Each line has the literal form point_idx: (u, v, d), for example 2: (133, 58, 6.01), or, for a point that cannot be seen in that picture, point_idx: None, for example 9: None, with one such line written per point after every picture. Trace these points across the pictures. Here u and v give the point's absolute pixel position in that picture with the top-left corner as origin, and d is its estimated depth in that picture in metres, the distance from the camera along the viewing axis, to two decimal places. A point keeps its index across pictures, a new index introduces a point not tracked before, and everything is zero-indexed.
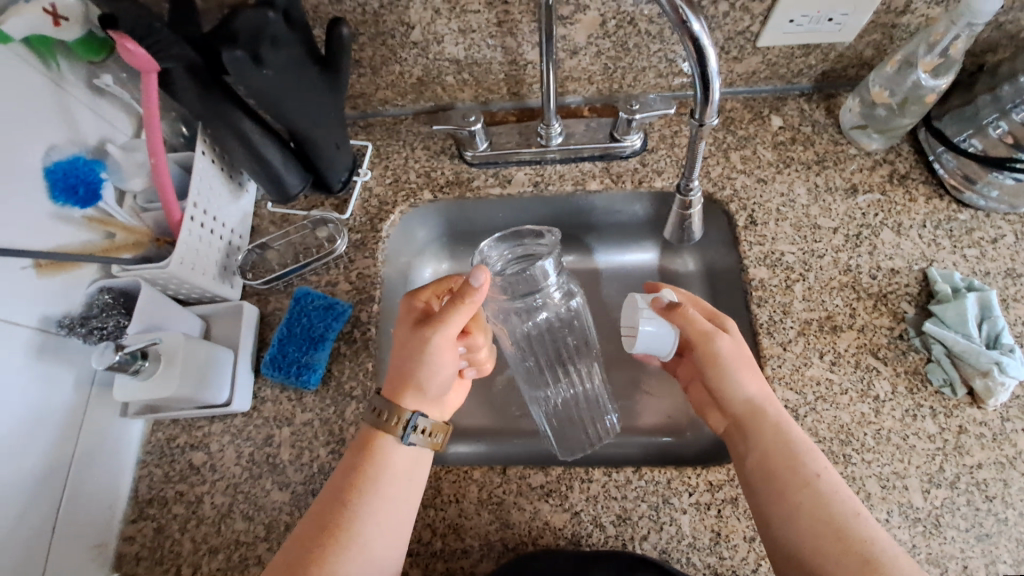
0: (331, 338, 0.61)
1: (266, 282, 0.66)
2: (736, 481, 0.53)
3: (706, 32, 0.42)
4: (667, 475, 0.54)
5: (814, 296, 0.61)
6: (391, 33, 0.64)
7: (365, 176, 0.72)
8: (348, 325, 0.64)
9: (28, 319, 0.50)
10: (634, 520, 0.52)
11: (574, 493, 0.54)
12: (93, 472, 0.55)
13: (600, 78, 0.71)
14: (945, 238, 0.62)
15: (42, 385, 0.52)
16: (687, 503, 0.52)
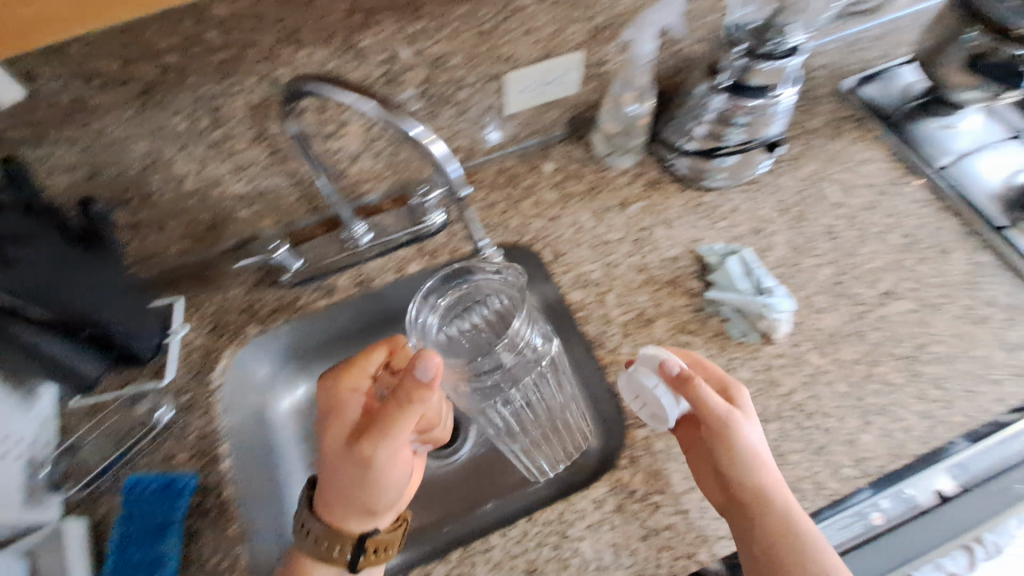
0: (177, 521, 0.56)
1: (88, 485, 0.59)
2: (616, 490, 0.58)
3: (425, 132, 0.45)
4: (556, 511, 0.57)
5: (626, 300, 0.70)
6: (163, 190, 0.64)
7: (182, 331, 0.68)
8: (201, 494, 0.59)
9: None
10: (541, 568, 0.54)
11: (480, 568, 0.54)
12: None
13: (389, 173, 0.77)
14: (703, 220, 0.75)
15: None
16: (583, 529, 0.56)
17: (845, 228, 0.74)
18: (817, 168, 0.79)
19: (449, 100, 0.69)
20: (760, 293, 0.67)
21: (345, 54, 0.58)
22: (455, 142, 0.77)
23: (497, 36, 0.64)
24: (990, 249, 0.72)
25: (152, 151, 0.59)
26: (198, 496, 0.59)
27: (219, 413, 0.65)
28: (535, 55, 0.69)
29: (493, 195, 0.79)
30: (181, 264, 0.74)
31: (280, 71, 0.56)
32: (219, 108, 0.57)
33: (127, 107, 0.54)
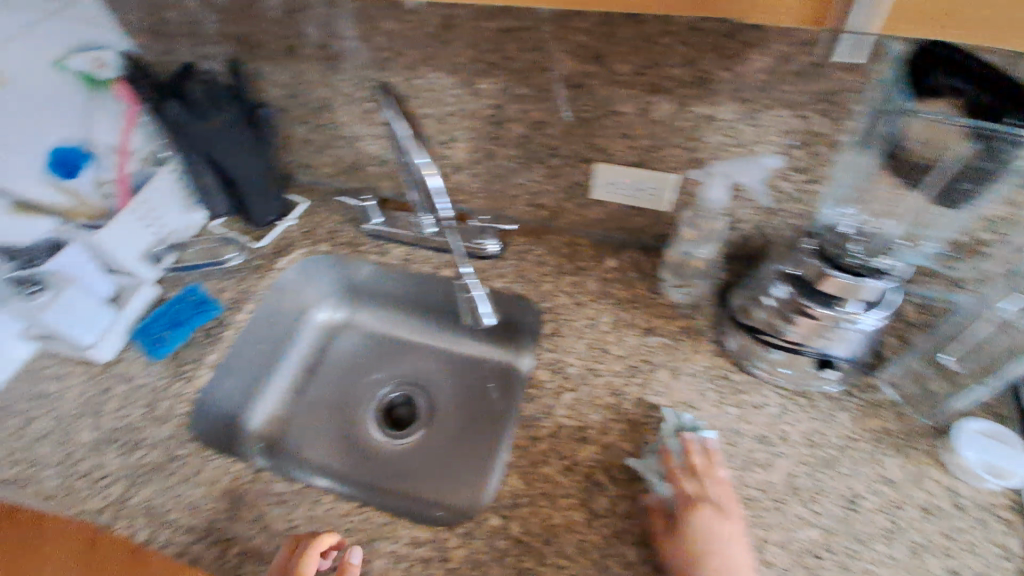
0: (189, 325, 0.78)
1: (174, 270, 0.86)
2: (436, 545, 0.57)
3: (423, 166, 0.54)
4: (383, 519, 0.60)
5: (578, 407, 0.67)
6: (328, 126, 0.86)
7: (289, 224, 0.92)
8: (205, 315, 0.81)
9: (21, 239, 0.74)
10: (335, 549, 0.58)
11: (300, 509, 0.61)
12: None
13: (481, 195, 0.88)
14: (713, 391, 0.68)
15: None
16: (387, 550, 0.58)
17: (871, 510, 0.58)
18: (897, 431, 0.63)
19: (541, 160, 0.77)
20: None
21: (465, 87, 0.71)
22: (543, 198, 0.84)
23: (595, 126, 0.69)
24: None
25: (327, 98, 0.81)
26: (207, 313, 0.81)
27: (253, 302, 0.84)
28: (631, 159, 0.72)
29: (548, 256, 0.84)
30: (319, 181, 0.98)
31: (415, 82, 0.73)
32: (373, 88, 0.76)
33: (320, 64, 0.76)
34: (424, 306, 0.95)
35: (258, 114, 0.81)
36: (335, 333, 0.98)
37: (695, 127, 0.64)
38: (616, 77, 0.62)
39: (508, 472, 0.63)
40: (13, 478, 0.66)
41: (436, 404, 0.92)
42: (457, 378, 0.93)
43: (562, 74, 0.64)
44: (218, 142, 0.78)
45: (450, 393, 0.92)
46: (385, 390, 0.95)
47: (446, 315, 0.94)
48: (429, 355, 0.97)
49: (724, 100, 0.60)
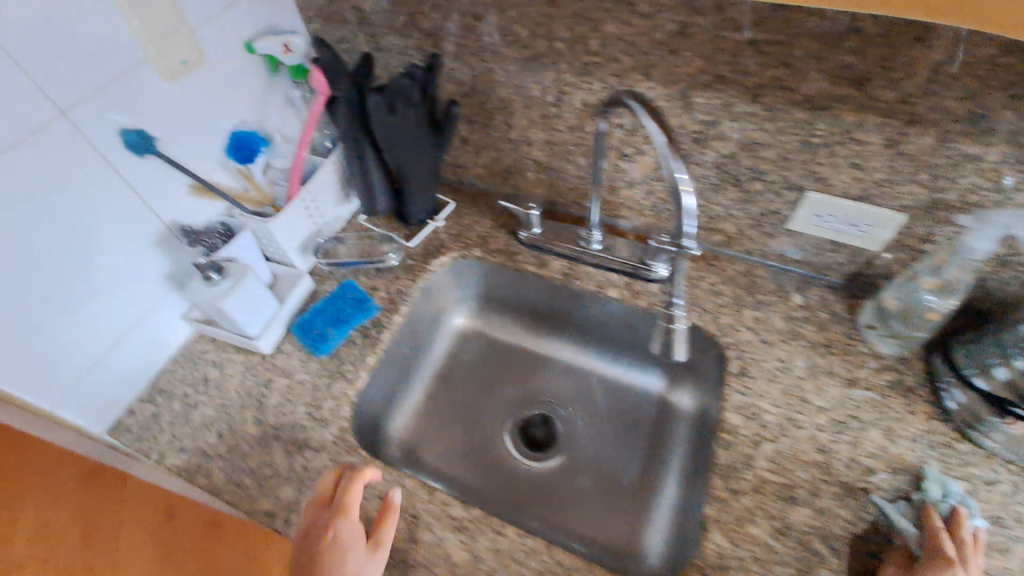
0: (350, 323, 0.75)
1: (330, 264, 0.83)
2: None
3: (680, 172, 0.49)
4: (575, 563, 0.55)
5: (782, 464, 0.62)
6: (496, 128, 0.82)
7: (438, 224, 0.89)
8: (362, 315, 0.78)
9: (196, 221, 0.73)
10: None
11: (482, 540, 0.57)
12: (114, 330, 0.67)
13: (649, 213, 0.82)
14: (935, 460, 0.61)
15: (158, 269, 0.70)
16: None
17: None
18: None
19: (739, 183, 0.71)
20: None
21: (678, 102, 0.65)
22: (724, 223, 0.78)
23: (822, 153, 0.63)
24: None
25: (507, 98, 0.76)
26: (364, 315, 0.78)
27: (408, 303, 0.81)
28: (852, 191, 0.65)
29: (723, 286, 0.78)
30: (466, 183, 0.94)
31: (621, 91, 0.67)
32: (566, 93, 0.71)
33: (512, 63, 0.71)
34: (568, 322, 0.91)
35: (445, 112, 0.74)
36: (468, 338, 0.95)
37: (950, 165, 0.57)
38: (873, 102, 0.56)
39: (711, 528, 0.58)
40: (183, 468, 0.65)
41: (575, 425, 0.87)
42: (599, 400, 0.89)
43: (804, 95, 0.58)
44: (406, 138, 0.74)
45: (590, 414, 0.88)
46: (519, 403, 0.90)
47: (592, 334, 0.90)
48: (566, 372, 0.92)
49: (1001, 141, 0.53)
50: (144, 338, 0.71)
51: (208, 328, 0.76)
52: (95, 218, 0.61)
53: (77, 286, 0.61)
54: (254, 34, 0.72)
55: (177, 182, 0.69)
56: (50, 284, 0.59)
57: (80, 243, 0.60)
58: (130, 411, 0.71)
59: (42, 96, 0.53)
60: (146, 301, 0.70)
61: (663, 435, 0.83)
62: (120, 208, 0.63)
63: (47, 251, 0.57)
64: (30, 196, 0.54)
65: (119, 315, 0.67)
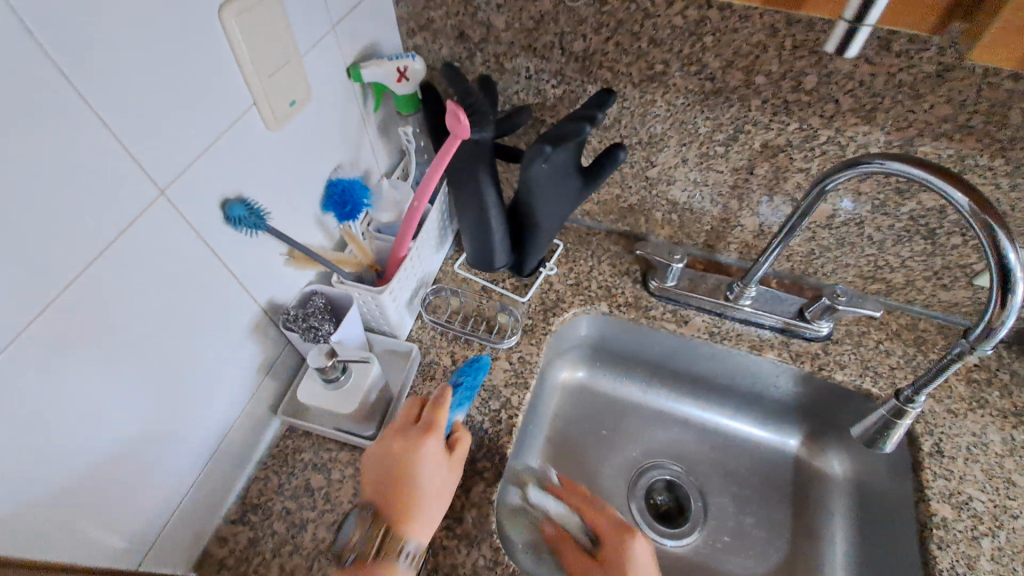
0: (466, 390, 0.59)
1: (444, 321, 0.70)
2: None
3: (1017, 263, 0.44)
4: None
5: (1006, 563, 0.55)
6: (633, 164, 0.69)
7: (550, 270, 0.76)
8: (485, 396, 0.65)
9: (288, 295, 0.57)
10: None
11: None
12: (207, 443, 0.52)
13: (800, 259, 0.72)
14: None
15: (249, 360, 0.55)
16: None
17: None
18: None
19: (932, 235, 0.62)
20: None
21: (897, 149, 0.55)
22: (892, 274, 0.69)
23: None
24: None
25: (661, 133, 0.63)
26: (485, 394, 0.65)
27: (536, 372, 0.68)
28: None
29: (891, 343, 0.70)
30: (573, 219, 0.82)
31: (823, 133, 0.56)
32: (744, 132, 0.59)
33: (685, 96, 0.58)
34: (691, 374, 0.81)
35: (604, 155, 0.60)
36: (575, 393, 0.84)
37: None
38: None
39: None
40: None
41: (707, 493, 0.78)
42: (729, 462, 0.80)
43: None
44: (556, 186, 0.60)
45: (722, 479, 0.78)
46: (640, 468, 0.80)
47: (719, 387, 0.81)
48: (688, 429, 0.83)
49: None
50: (235, 445, 0.56)
51: (301, 422, 0.61)
52: (193, 316, 0.45)
53: (168, 407, 0.46)
54: (357, 57, 0.57)
55: (272, 252, 0.53)
56: (146, 412, 0.44)
57: (179, 351, 0.45)
58: (220, 537, 0.56)
59: (141, 175, 0.37)
60: (238, 398, 0.55)
61: (812, 505, 0.75)
62: (218, 299, 0.48)
63: (147, 368, 0.42)
64: (125, 308, 0.39)
65: (215, 422, 0.53)
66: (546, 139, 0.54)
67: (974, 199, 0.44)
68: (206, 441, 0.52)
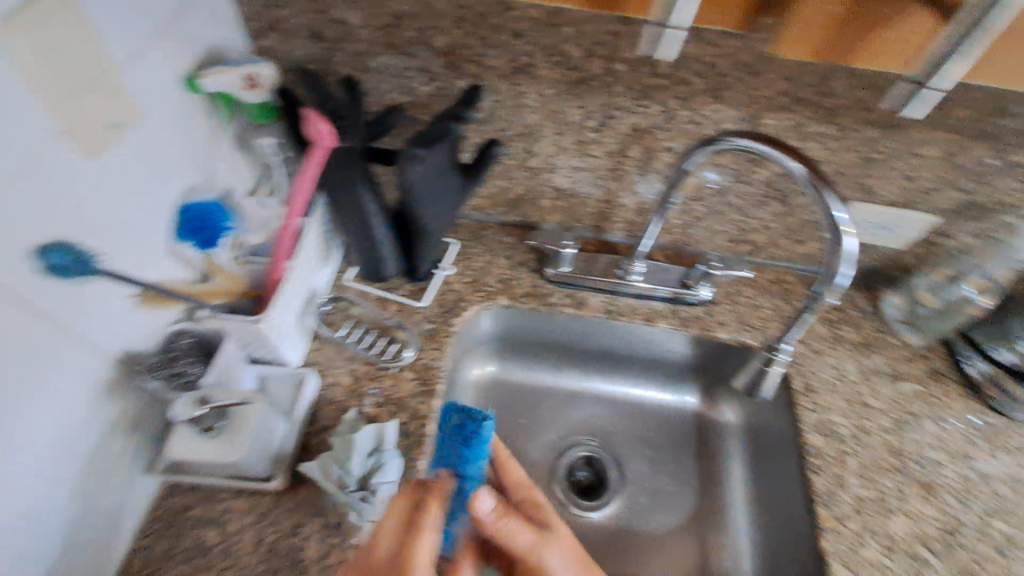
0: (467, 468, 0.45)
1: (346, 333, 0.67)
2: None
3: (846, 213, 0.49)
4: None
5: (868, 475, 0.63)
6: (513, 155, 0.69)
7: (448, 270, 0.75)
8: (394, 409, 0.62)
9: (145, 341, 0.50)
10: None
11: None
12: (58, 529, 0.45)
13: (677, 231, 0.78)
14: (981, 439, 0.67)
15: (106, 425, 0.48)
16: None
17: None
18: None
19: (782, 197, 0.69)
20: (1001, 553, 0.59)
21: (745, 123, 0.59)
22: (755, 235, 0.76)
23: (878, 167, 0.62)
24: None
25: (536, 124, 0.64)
26: (392, 408, 0.62)
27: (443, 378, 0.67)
28: (895, 198, 0.66)
29: (762, 298, 0.77)
30: (465, 215, 0.81)
31: (682, 113, 0.60)
32: (612, 117, 0.62)
33: (553, 87, 0.59)
34: (596, 352, 0.85)
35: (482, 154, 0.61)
36: (489, 390, 0.84)
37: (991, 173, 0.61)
38: (943, 123, 0.56)
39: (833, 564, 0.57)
40: None
41: (623, 461, 0.82)
42: (641, 430, 0.84)
43: (879, 115, 0.57)
44: (439, 187, 0.59)
45: (636, 446, 0.83)
46: (560, 451, 0.82)
47: (624, 361, 0.85)
48: (600, 405, 0.86)
49: None
50: (103, 523, 0.49)
51: (186, 479, 0.53)
52: (18, 389, 0.39)
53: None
54: (194, 64, 0.51)
55: (115, 296, 0.46)
56: None
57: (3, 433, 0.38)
58: None
59: None
60: (95, 470, 0.47)
61: (714, 454, 0.81)
62: (50, 364, 0.41)
63: None
64: None
65: (75, 504, 0.45)
66: (420, 142, 0.54)
67: (806, 167, 0.48)
68: (59, 529, 0.44)
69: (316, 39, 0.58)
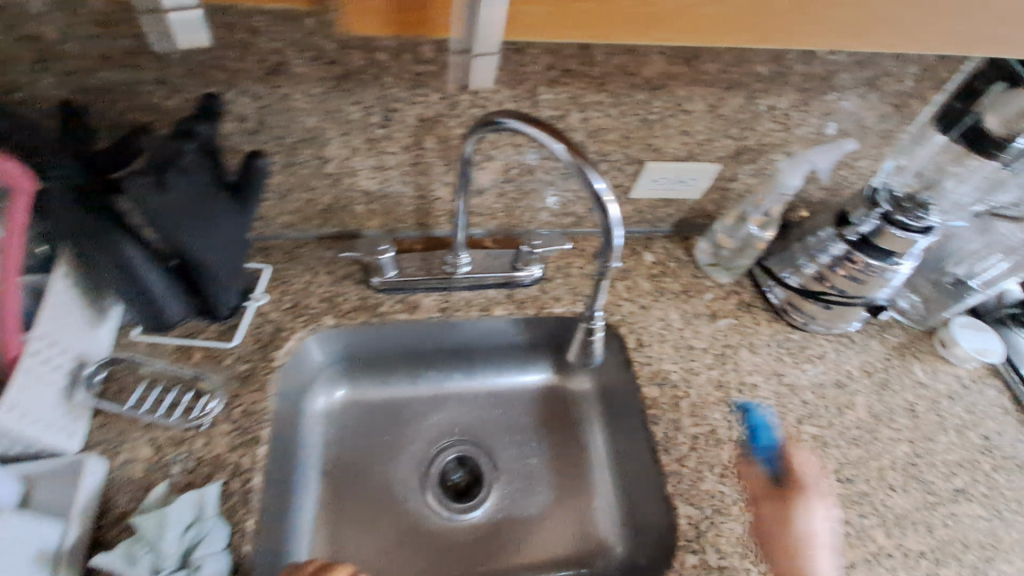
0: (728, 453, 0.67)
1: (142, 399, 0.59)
2: None
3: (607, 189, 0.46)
4: None
5: (699, 412, 0.69)
6: (304, 164, 0.63)
7: (260, 299, 0.68)
8: (209, 472, 0.57)
9: None
10: None
11: None
12: None
13: (502, 215, 0.77)
14: (787, 355, 0.75)
15: None
16: None
17: (926, 411, 0.73)
18: (905, 342, 0.79)
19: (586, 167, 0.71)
20: (812, 452, 0.68)
21: (526, 100, 0.59)
22: (574, 206, 0.78)
23: (658, 127, 0.66)
24: None
25: (315, 127, 0.59)
26: (208, 470, 0.57)
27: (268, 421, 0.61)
28: (681, 154, 0.71)
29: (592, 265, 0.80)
30: (276, 235, 0.74)
31: (463, 98, 0.58)
32: (394, 110, 0.58)
33: (319, 85, 0.54)
34: (450, 351, 0.83)
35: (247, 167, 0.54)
36: (344, 414, 0.79)
37: (751, 118, 0.66)
38: (698, 79, 0.60)
39: (677, 504, 0.62)
40: None
41: (494, 453, 0.82)
42: (508, 417, 0.84)
43: (643, 79, 0.60)
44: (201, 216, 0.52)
45: (505, 435, 0.83)
46: (431, 458, 0.80)
47: (479, 353, 0.84)
48: (465, 401, 0.85)
49: (787, 92, 0.63)
50: None
51: None
52: None
53: None
54: None
55: None
56: None
57: None
58: None
59: None
60: None
61: (578, 423, 0.84)
62: None
63: None
64: None
65: None
66: (147, 164, 0.47)
67: (570, 148, 0.46)
68: None
69: (1, 59, 0.47)
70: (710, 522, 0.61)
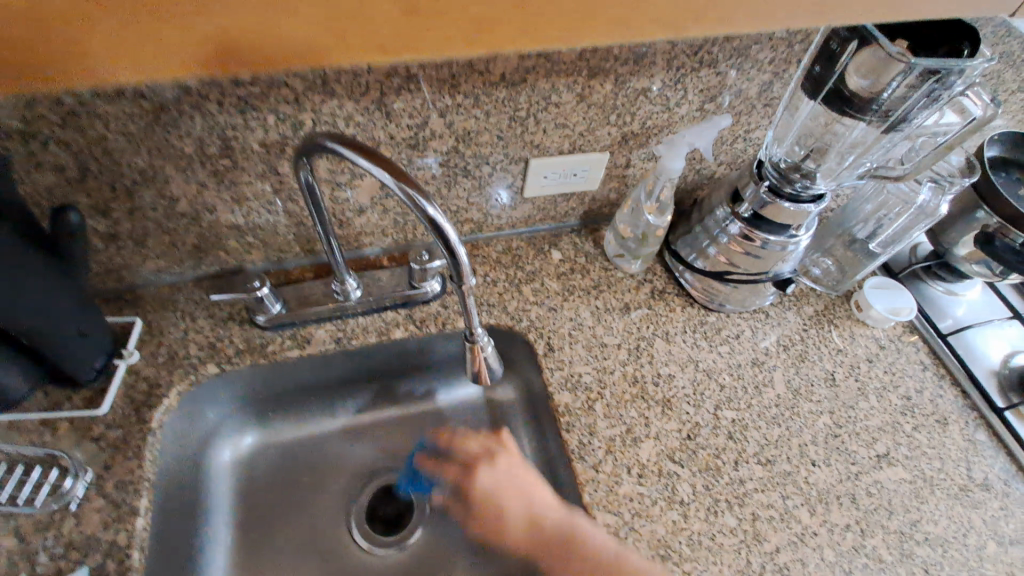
0: None
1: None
2: None
3: (440, 213, 0.44)
4: None
5: (614, 412, 0.66)
6: (151, 206, 0.59)
7: (131, 356, 0.63)
8: (79, 557, 0.52)
9: None
10: None
11: None
12: None
13: (393, 231, 0.73)
14: (703, 340, 0.73)
15: None
16: None
17: (846, 378, 0.72)
18: (825, 309, 0.78)
19: (467, 172, 0.67)
20: (732, 439, 0.66)
21: (376, 111, 0.55)
22: (469, 212, 0.74)
23: (531, 122, 0.63)
24: (963, 427, 0.70)
25: (148, 166, 0.54)
26: (78, 553, 0.52)
27: (145, 492, 0.57)
28: (564, 147, 0.68)
29: (496, 273, 0.77)
30: (149, 282, 0.69)
31: (305, 118, 0.54)
32: (232, 138, 0.54)
33: (135, 121, 0.50)
34: (362, 377, 0.76)
35: (62, 222, 0.50)
36: (254, 462, 0.73)
37: (627, 102, 0.63)
38: (557, 68, 0.57)
39: (595, 514, 0.59)
40: None
41: None
42: None
43: (499, 75, 0.56)
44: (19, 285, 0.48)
45: None
46: (356, 494, 0.75)
47: (394, 375, 0.78)
48: (388, 428, 0.79)
49: (656, 72, 0.61)
50: None
51: None
52: None
53: None
54: None
55: None
56: None
57: None
58: None
59: None
60: None
61: (509, 435, 0.79)
62: None
63: None
64: None
65: None
66: None
67: (397, 177, 0.43)
68: None
69: None
70: (628, 528, 0.59)
